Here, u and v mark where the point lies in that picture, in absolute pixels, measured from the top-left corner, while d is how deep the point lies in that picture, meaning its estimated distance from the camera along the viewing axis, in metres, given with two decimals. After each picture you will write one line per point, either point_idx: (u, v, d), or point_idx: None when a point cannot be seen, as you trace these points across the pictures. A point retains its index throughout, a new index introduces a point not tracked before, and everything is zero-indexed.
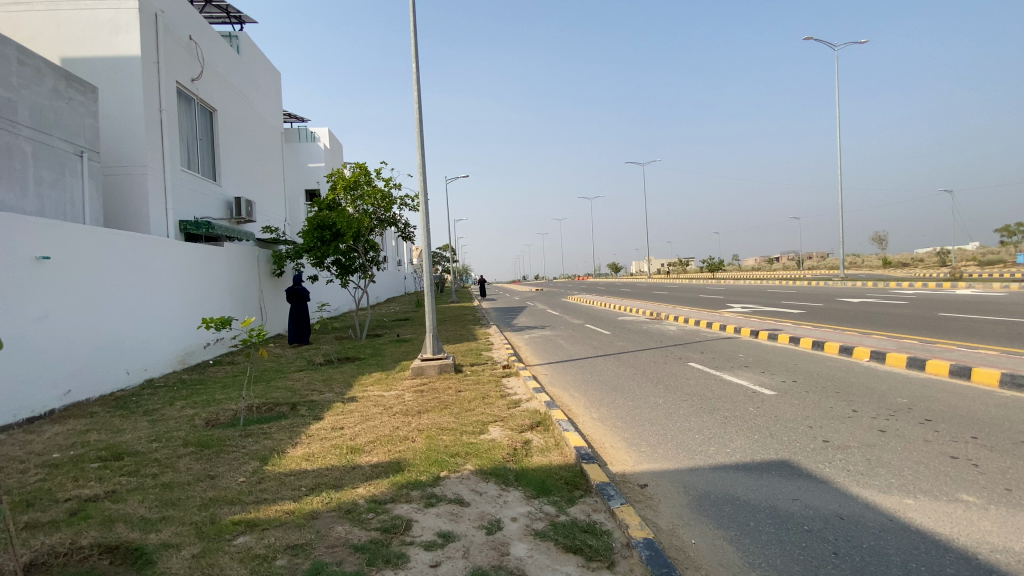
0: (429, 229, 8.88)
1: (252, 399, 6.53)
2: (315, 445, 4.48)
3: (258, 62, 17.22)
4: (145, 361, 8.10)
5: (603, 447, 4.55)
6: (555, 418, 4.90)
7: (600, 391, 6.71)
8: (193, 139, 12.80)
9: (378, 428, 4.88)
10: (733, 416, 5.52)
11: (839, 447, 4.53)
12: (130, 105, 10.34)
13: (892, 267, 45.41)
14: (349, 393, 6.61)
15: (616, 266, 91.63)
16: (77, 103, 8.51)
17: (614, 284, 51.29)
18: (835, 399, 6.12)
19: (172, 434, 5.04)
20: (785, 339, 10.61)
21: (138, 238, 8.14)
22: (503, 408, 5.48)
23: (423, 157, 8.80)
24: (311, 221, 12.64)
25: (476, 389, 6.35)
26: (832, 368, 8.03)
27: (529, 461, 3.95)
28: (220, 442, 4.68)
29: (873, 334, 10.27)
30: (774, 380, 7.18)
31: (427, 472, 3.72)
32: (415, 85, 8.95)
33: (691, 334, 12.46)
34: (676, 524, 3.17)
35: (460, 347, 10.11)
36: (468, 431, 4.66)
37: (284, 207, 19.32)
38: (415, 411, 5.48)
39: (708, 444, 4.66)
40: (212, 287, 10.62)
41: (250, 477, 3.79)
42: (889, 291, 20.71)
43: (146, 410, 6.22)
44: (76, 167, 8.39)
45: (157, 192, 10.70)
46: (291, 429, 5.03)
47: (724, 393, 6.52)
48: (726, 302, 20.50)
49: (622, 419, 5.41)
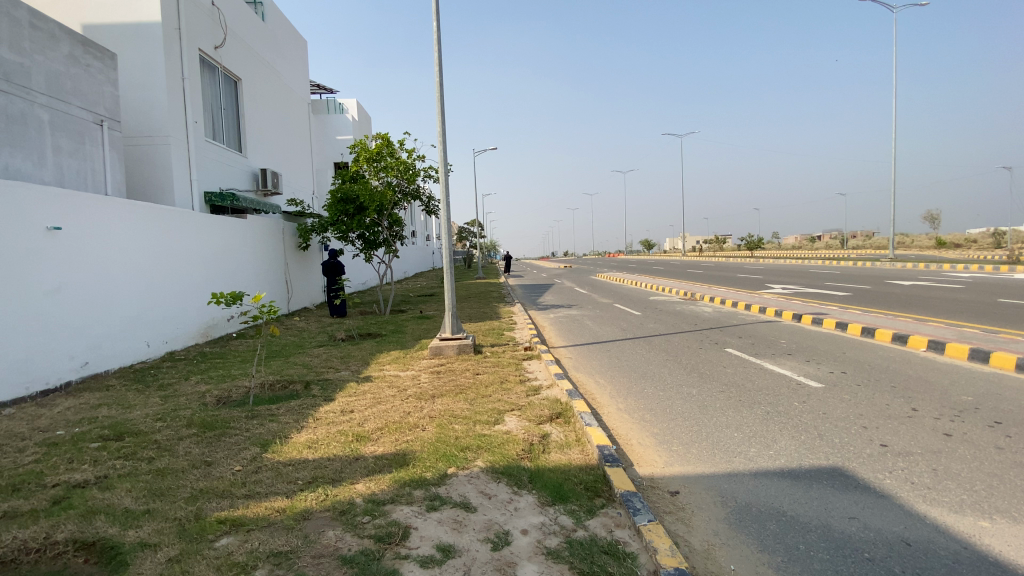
0: (451, 202, 8.48)
1: (266, 375, 6.40)
2: (320, 431, 4.22)
3: (283, 29, 16.90)
4: (165, 334, 8.08)
5: (629, 444, 4.14)
6: (577, 409, 4.50)
7: (627, 379, 6.26)
8: (218, 109, 12.67)
9: (388, 413, 4.59)
10: (775, 412, 4.99)
11: (898, 454, 3.94)
12: (151, 73, 10.16)
13: (947, 248, 42.65)
14: (364, 372, 6.38)
15: (648, 242, 89.74)
16: (95, 70, 8.36)
17: (648, 261, 50.24)
18: (890, 395, 5.49)
19: (179, 413, 4.91)
20: (832, 325, 9.84)
21: (157, 208, 8.04)
22: (523, 395, 5.11)
23: (443, 124, 8.34)
24: (334, 194, 12.41)
25: (494, 373, 6.01)
26: (884, 358, 7.31)
27: (546, 460, 3.57)
28: (224, 423, 4.50)
29: (930, 321, 9.38)
30: (820, 371, 6.57)
31: (433, 468, 3.39)
32: (435, 47, 8.45)
33: (727, 317, 11.79)
34: (712, 545, 2.76)
35: (482, 326, 9.79)
36: (482, 420, 4.31)
37: (313, 180, 19.29)
38: (429, 395, 5.16)
39: (747, 445, 4.19)
40: (236, 259, 10.56)
41: (246, 466, 3.56)
42: (944, 274, 19.30)
43: (161, 384, 6.15)
44: (97, 136, 8.31)
45: (181, 163, 10.61)
46: (299, 411, 4.81)
47: (765, 385, 5.96)
48: (765, 283, 19.50)
49: (650, 411, 4.98)
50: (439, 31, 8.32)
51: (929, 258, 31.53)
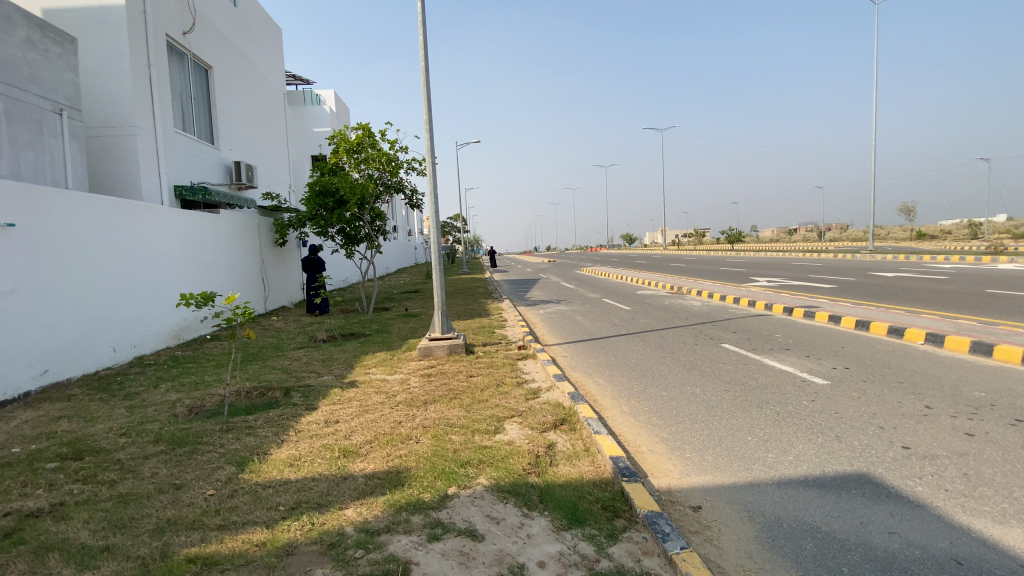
0: (437, 195, 8.09)
1: (243, 381, 5.95)
2: (303, 446, 3.84)
3: (256, 16, 16.17)
4: (133, 338, 7.55)
5: (640, 452, 3.85)
6: (582, 414, 4.20)
7: (628, 378, 5.99)
8: (187, 98, 12.01)
9: (378, 423, 4.23)
10: (786, 412, 4.76)
11: (925, 458, 3.75)
12: (115, 59, 9.51)
13: (922, 240, 43.56)
14: (349, 377, 5.99)
15: (630, 236, 90.14)
16: (54, 56, 7.73)
17: (629, 255, 50.29)
18: (900, 392, 5.33)
19: (146, 426, 4.46)
20: (824, 318, 9.74)
21: (123, 203, 7.50)
22: (521, 399, 4.79)
23: (429, 113, 7.95)
24: (313, 187, 11.89)
25: (488, 375, 5.68)
26: (885, 351, 7.19)
27: (555, 474, 3.25)
28: (196, 437, 4.08)
29: (922, 313, 9.36)
30: (821, 366, 6.40)
31: (431, 489, 3.04)
32: (419, 32, 8.05)
33: (717, 311, 11.66)
34: (748, 570, 2.49)
35: (472, 324, 9.44)
36: (481, 430, 3.97)
37: (289, 173, 18.62)
38: (421, 401, 4.81)
39: (763, 450, 3.94)
40: (209, 256, 10.00)
41: (220, 489, 3.17)
42: (925, 265, 19.61)
43: (127, 393, 5.67)
44: (56, 126, 7.70)
45: (149, 155, 9.99)
46: (279, 422, 4.40)
47: (769, 382, 5.74)
48: (750, 275, 19.49)
49: (656, 414, 4.71)
50: (425, 16, 7.91)
51: (906, 249, 32.18)
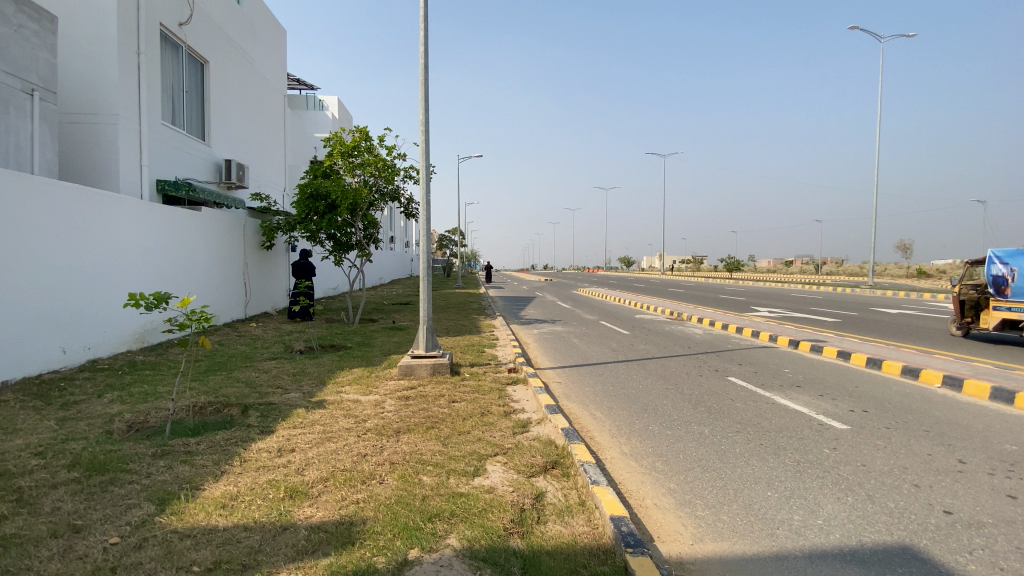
0: (429, 201, 7.57)
1: (198, 395, 5.33)
2: (244, 481, 3.26)
3: (260, 15, 15.85)
4: (88, 339, 6.93)
5: (644, 508, 3.27)
6: (577, 457, 3.61)
7: (626, 413, 5.37)
8: (179, 91, 11.56)
9: (338, 456, 3.63)
10: (807, 461, 4.15)
11: (973, 527, 3.18)
12: (101, 44, 9.06)
13: (922, 278, 43.35)
14: (318, 395, 5.38)
15: (627, 260, 90.09)
16: (28, 33, 7.27)
17: (626, 278, 49.81)
18: (927, 441, 4.74)
19: (68, 446, 3.84)
20: (833, 354, 9.20)
21: (88, 190, 6.96)
22: (508, 433, 4.19)
23: (426, 114, 7.49)
24: (304, 190, 11.41)
25: (473, 401, 5.06)
26: (902, 393, 6.62)
27: (543, 536, 2.65)
28: (120, 466, 3.47)
29: (935, 353, 8.84)
30: (839, 409, 5.74)
31: (387, 551, 2.44)
32: (420, 29, 7.62)
33: (720, 341, 11.09)
34: None
35: (460, 341, 8.82)
36: (457, 470, 3.38)
37: (284, 176, 18.11)
38: (393, 429, 4.21)
39: (787, 510, 3.33)
40: (183, 256, 9.39)
41: (127, 537, 2.58)
42: (927, 303, 19.19)
43: (65, 402, 5.05)
44: (25, 107, 7.19)
45: (131, 146, 9.48)
46: (223, 448, 3.81)
47: (784, 425, 5.10)
48: (750, 305, 19.03)
49: (661, 458, 4.11)
50: (427, 16, 7.51)
51: (902, 287, 31.98)
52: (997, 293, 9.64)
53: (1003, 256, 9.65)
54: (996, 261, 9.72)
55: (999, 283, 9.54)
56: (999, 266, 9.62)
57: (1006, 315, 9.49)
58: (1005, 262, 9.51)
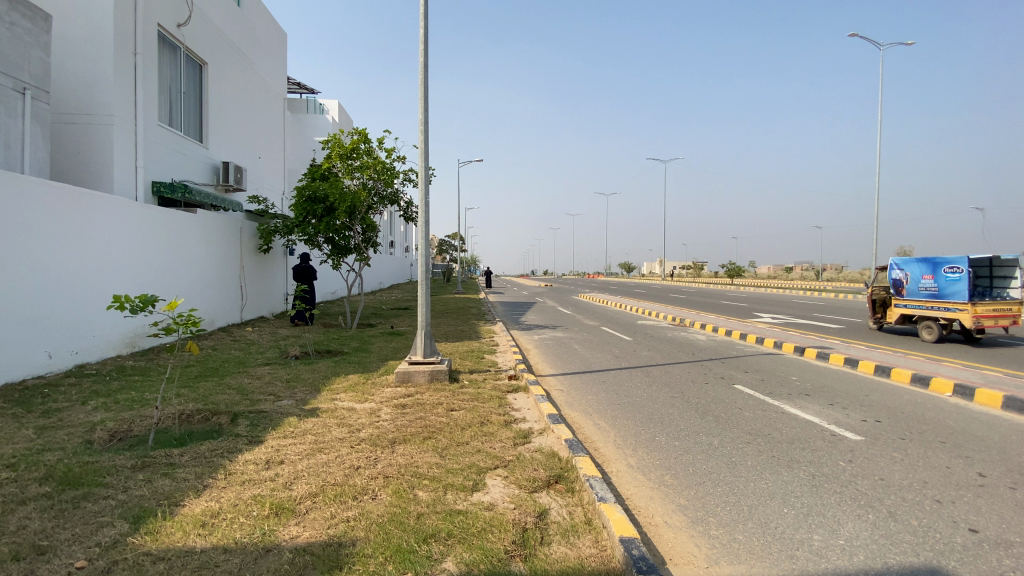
0: (428, 204, 7.40)
1: (187, 402, 5.13)
2: (227, 496, 3.06)
3: (260, 18, 15.77)
4: (76, 344, 6.74)
5: (654, 526, 3.07)
6: (582, 471, 3.41)
7: (631, 423, 5.16)
8: (176, 92, 11.42)
9: (329, 469, 3.43)
10: (822, 475, 3.94)
11: (1002, 547, 2.96)
12: (97, 44, 8.92)
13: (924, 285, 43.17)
14: (311, 403, 5.18)
15: (628, 266, 90.02)
16: (21, 31, 7.12)
17: (627, 284, 49.64)
18: (942, 452, 4.51)
19: (44, 457, 3.65)
20: (840, 361, 8.99)
21: (80, 192, 6.80)
22: (509, 444, 3.99)
23: (426, 116, 7.33)
24: (302, 192, 11.26)
25: (472, 410, 4.86)
26: (913, 402, 6.40)
27: (547, 559, 2.46)
28: (97, 479, 3.28)
29: (945, 361, 8.63)
30: (851, 419, 5.53)
31: None
32: (420, 29, 7.46)
33: (725, 347, 10.88)
34: None
35: (460, 347, 8.63)
36: (456, 485, 3.18)
37: (283, 180, 17.96)
38: (388, 440, 4.01)
39: (806, 529, 3.11)
40: (177, 259, 9.20)
41: (95, 561, 2.39)
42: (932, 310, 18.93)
43: (47, 409, 4.86)
44: (16, 106, 7.04)
45: (126, 147, 9.32)
46: (208, 460, 3.62)
47: (796, 436, 4.89)
48: (752, 311, 18.81)
49: (670, 472, 3.90)
50: (427, 16, 7.35)
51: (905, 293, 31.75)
52: (895, 293, 11.40)
53: (901, 263, 11.34)
54: (896, 266, 11.43)
55: (896, 286, 11.27)
56: (897, 272, 11.31)
57: (904, 313, 11.27)
58: (901, 268, 11.21)
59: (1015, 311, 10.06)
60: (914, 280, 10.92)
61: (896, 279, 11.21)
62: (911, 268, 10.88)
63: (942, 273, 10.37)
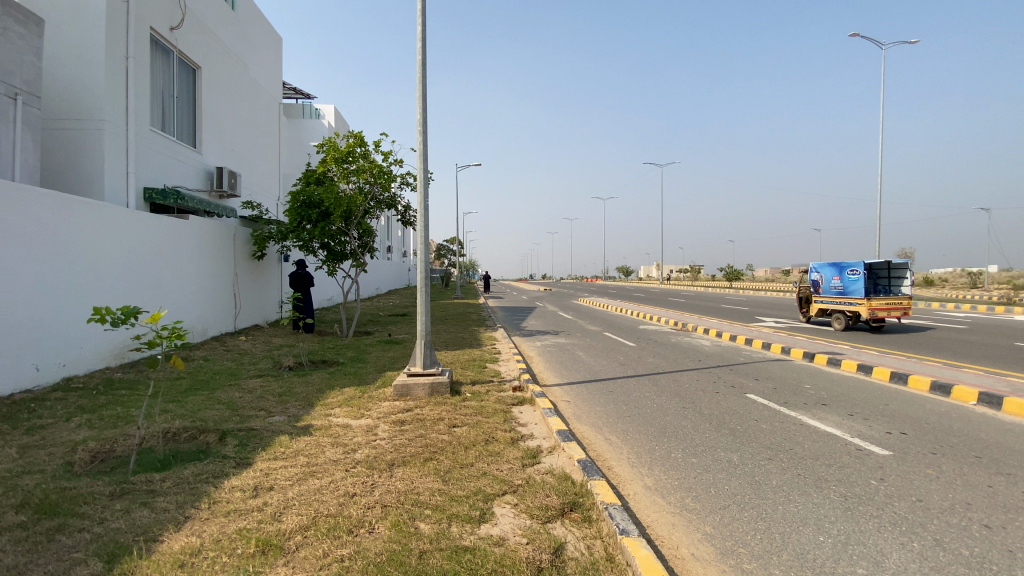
0: (428, 208, 7.14)
1: (175, 418, 4.83)
2: (211, 530, 2.77)
3: (255, 22, 15.56)
4: (64, 356, 6.44)
5: (680, 560, 2.80)
6: (599, 497, 3.13)
7: (643, 438, 4.88)
8: (169, 97, 11.16)
9: (323, 497, 3.13)
10: (855, 496, 3.66)
11: None
12: (88, 47, 8.66)
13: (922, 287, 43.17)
14: (304, 419, 4.88)
15: (626, 270, 90.01)
16: (14, 36, 6.87)
17: (626, 288, 49.59)
18: (980, 468, 4.23)
19: (18, 482, 3.35)
20: (853, 367, 8.73)
21: (70, 199, 6.52)
22: (517, 465, 3.71)
23: (425, 119, 7.09)
24: (297, 198, 10.99)
25: (475, 426, 4.57)
26: (935, 412, 6.14)
27: None
28: (73, 509, 2.98)
29: (962, 367, 8.37)
30: (875, 431, 5.26)
31: None
32: (418, 29, 7.20)
33: (731, 353, 10.64)
34: None
35: (460, 356, 8.36)
36: (461, 515, 2.89)
37: (279, 185, 17.71)
38: (387, 461, 3.71)
39: (848, 562, 2.82)
40: (168, 266, 8.89)
41: None
42: (935, 312, 18.77)
43: (29, 426, 4.56)
44: (7, 112, 6.77)
45: (117, 152, 9.04)
46: (194, 486, 3.33)
47: (821, 451, 4.62)
48: (755, 315, 18.63)
49: (693, 495, 3.61)
50: (425, 17, 7.10)
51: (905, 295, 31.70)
52: (815, 292, 14.43)
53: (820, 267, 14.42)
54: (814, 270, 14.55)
55: (815, 285, 14.29)
56: (816, 274, 14.40)
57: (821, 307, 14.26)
58: (817, 271, 14.30)
59: (905, 304, 12.95)
60: (827, 280, 14.05)
61: (815, 279, 14.31)
62: (824, 269, 14.04)
63: (846, 275, 13.44)
